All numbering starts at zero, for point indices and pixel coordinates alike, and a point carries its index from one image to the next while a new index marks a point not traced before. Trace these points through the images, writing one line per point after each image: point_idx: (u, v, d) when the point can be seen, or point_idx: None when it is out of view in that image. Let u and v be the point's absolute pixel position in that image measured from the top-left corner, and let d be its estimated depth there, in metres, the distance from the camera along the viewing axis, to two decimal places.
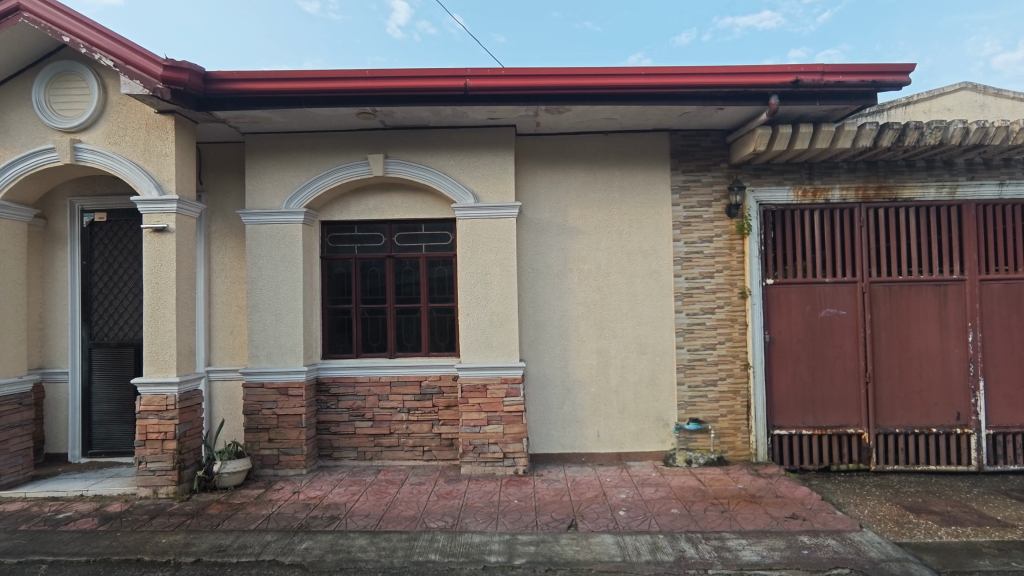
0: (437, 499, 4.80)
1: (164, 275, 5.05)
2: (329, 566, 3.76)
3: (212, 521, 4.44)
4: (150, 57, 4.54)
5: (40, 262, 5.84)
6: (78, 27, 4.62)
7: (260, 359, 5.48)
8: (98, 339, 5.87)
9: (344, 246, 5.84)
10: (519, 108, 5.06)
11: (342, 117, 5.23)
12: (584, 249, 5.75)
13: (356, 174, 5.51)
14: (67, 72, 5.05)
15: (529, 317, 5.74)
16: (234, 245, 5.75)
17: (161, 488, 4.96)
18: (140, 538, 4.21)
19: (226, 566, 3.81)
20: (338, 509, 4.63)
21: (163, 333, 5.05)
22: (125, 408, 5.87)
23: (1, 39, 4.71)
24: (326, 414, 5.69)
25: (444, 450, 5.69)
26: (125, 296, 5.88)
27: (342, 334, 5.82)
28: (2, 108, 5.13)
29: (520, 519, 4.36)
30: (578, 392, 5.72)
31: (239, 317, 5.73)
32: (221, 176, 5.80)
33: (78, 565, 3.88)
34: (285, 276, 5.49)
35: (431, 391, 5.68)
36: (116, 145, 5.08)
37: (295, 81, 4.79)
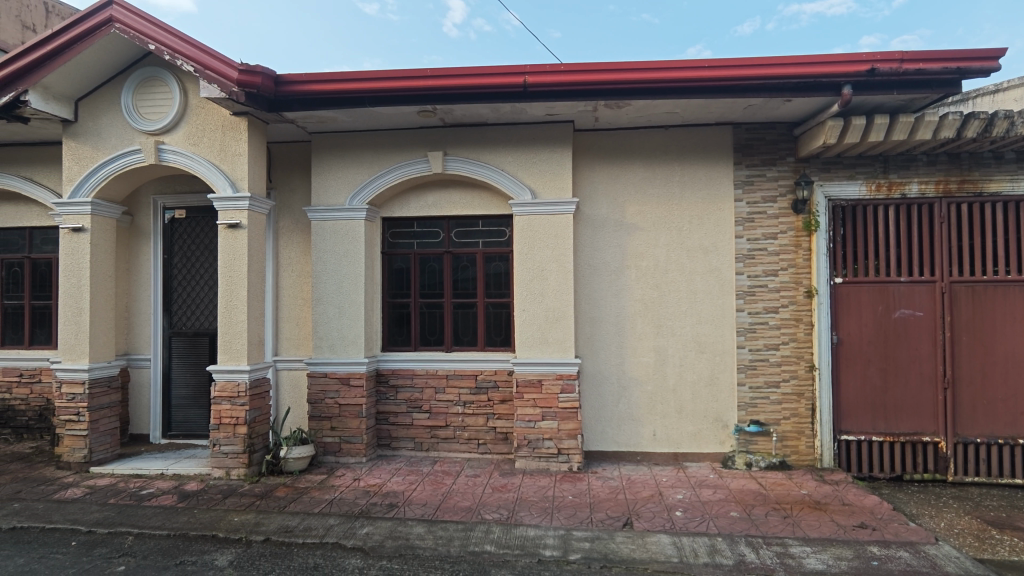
0: (492, 491, 4.87)
1: (237, 268, 5.33)
2: (389, 551, 3.88)
3: (279, 503, 4.67)
4: (226, 62, 4.80)
5: (127, 255, 6.27)
6: (162, 35, 4.93)
7: (324, 350, 5.69)
8: (177, 328, 6.25)
9: (404, 242, 5.98)
10: (577, 104, 5.05)
11: (404, 116, 5.36)
12: (641, 245, 5.67)
13: (416, 171, 5.63)
14: (152, 78, 5.40)
15: (585, 314, 5.72)
16: (300, 241, 5.99)
17: (233, 470, 5.25)
18: (215, 516, 4.47)
19: (293, 547, 4.00)
20: (396, 497, 4.77)
21: (236, 324, 5.33)
22: (201, 394, 6.23)
23: (95, 48, 5.08)
24: (385, 405, 5.87)
25: (499, 444, 5.76)
26: (201, 288, 6.23)
27: (401, 328, 5.97)
28: (95, 113, 5.53)
29: (575, 515, 4.36)
30: (635, 390, 5.66)
31: (304, 309, 5.97)
32: (289, 174, 6.05)
33: (161, 538, 4.17)
34: (347, 271, 5.68)
35: (487, 385, 5.75)
36: (195, 145, 5.39)
37: (360, 82, 4.95)
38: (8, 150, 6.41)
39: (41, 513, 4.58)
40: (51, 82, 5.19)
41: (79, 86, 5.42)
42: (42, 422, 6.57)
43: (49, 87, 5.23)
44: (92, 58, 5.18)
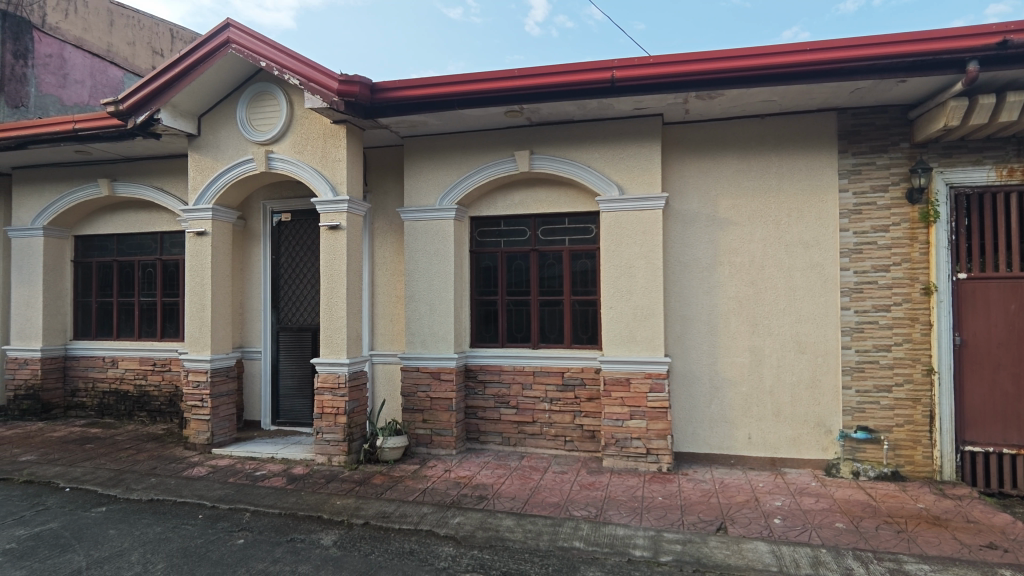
0: (580, 488, 4.87)
1: (337, 267, 5.67)
2: (480, 542, 3.99)
3: (376, 490, 4.92)
4: (328, 74, 5.11)
5: (241, 256, 6.84)
6: (271, 52, 5.31)
7: (416, 346, 5.93)
8: (284, 323, 6.74)
9: (492, 240, 6.10)
10: (667, 96, 4.92)
11: (492, 117, 5.47)
12: (735, 240, 5.45)
13: (504, 171, 5.72)
14: (263, 92, 5.86)
15: (675, 312, 5.58)
16: (394, 240, 6.27)
17: (334, 457, 5.59)
18: (320, 499, 4.79)
19: (390, 532, 4.21)
20: (485, 489, 4.89)
21: (336, 319, 5.68)
22: (305, 385, 6.69)
23: (215, 68, 5.58)
24: (473, 400, 6.02)
25: (586, 442, 5.74)
26: (304, 286, 6.68)
27: (489, 325, 6.10)
28: (215, 127, 6.08)
29: (665, 517, 4.28)
30: (728, 391, 5.45)
31: (397, 306, 6.24)
32: (383, 177, 6.34)
33: (273, 516, 4.54)
34: (438, 269, 5.88)
35: (573, 382, 5.75)
36: (300, 153, 5.78)
37: (450, 85, 5.10)
38: (142, 164, 7.18)
39: (172, 488, 5.12)
40: (179, 100, 5.77)
41: (201, 103, 5.97)
42: (171, 407, 7.31)
43: (177, 105, 5.82)
44: (212, 77, 5.69)
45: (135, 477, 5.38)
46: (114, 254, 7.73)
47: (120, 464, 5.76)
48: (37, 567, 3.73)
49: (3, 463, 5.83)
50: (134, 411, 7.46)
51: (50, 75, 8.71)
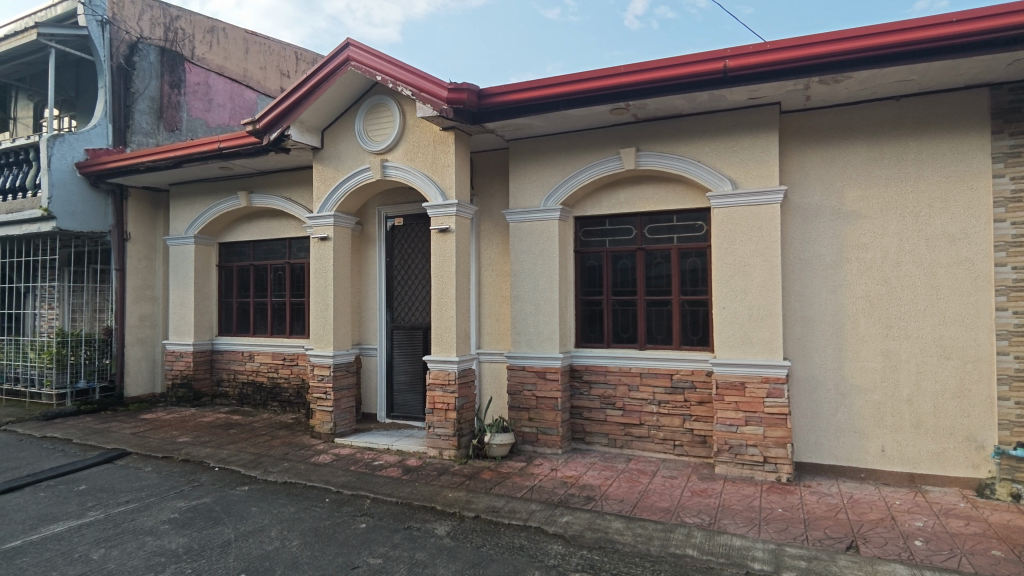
0: (691, 495, 4.71)
1: (447, 269, 5.90)
2: (589, 542, 3.98)
3: (486, 485, 5.07)
4: (438, 83, 5.33)
5: (359, 259, 7.31)
6: (386, 66, 5.62)
7: (522, 345, 6.03)
8: (398, 322, 7.12)
9: (596, 240, 6.06)
10: (786, 84, 4.63)
11: (597, 115, 5.43)
12: (865, 235, 5.01)
13: (609, 170, 5.67)
14: (379, 105, 6.23)
15: (795, 313, 5.23)
16: (499, 241, 6.41)
17: (445, 451, 5.81)
18: (433, 490, 5.01)
19: (500, 526, 4.32)
20: (593, 490, 4.87)
21: (447, 319, 5.91)
22: (417, 380, 7.02)
23: (337, 85, 6.00)
24: (578, 400, 6.01)
25: (697, 447, 5.54)
26: (416, 287, 7.01)
27: (594, 325, 6.07)
28: (337, 139, 6.56)
29: (787, 530, 4.03)
30: (856, 399, 5.03)
31: (504, 306, 6.37)
32: (489, 180, 6.50)
33: (391, 504, 4.81)
34: (543, 270, 5.93)
35: (683, 384, 5.57)
36: (412, 160, 6.08)
37: (555, 87, 5.14)
38: (274, 176, 7.89)
39: (302, 472, 5.58)
40: (306, 117, 6.28)
41: (324, 118, 6.45)
42: (299, 398, 7.97)
43: (304, 122, 6.34)
44: (334, 93, 6.13)
45: (271, 461, 5.93)
46: (251, 258, 8.56)
47: (258, 448, 6.38)
48: (195, 536, 4.23)
49: (165, 443, 6.66)
50: (268, 401, 8.22)
51: (197, 100, 9.82)
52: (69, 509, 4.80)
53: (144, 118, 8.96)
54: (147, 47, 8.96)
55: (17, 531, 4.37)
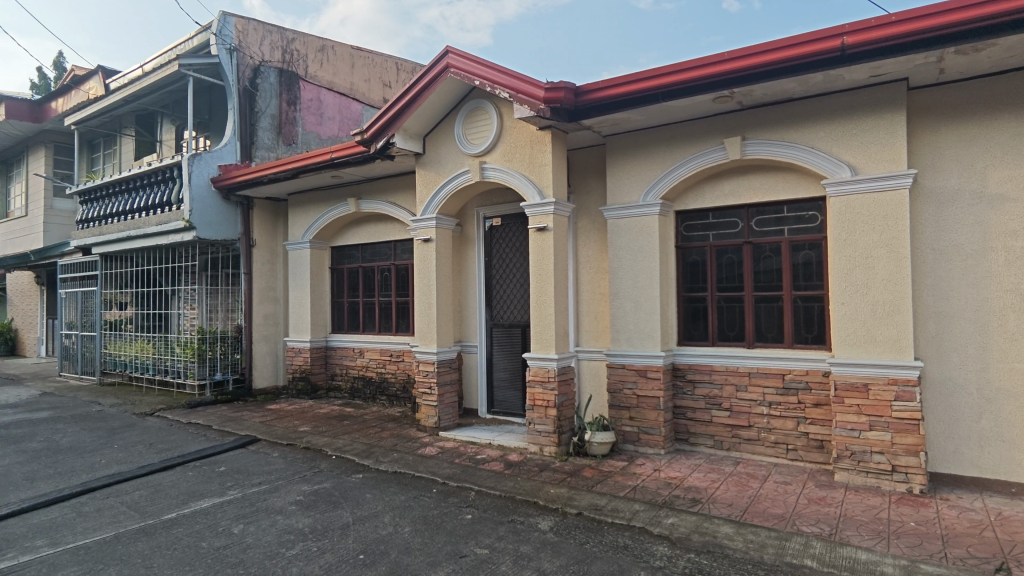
0: (808, 503, 4.43)
1: (545, 267, 5.95)
2: (697, 546, 3.87)
3: (588, 482, 5.07)
4: (534, 83, 5.39)
5: (460, 259, 7.55)
6: (484, 71, 5.76)
7: (622, 343, 5.95)
8: (497, 319, 7.28)
9: (698, 234, 5.86)
10: (915, 57, 4.23)
11: (699, 105, 5.25)
12: (1014, 220, 4.47)
13: (712, 161, 5.46)
14: (477, 109, 6.41)
15: (928, 308, 4.76)
16: (597, 239, 6.36)
17: (546, 447, 5.86)
18: (535, 486, 5.07)
19: (603, 524, 4.30)
20: (699, 492, 4.72)
21: (546, 317, 5.97)
22: (516, 377, 7.14)
23: (438, 92, 6.24)
24: (682, 399, 5.84)
25: (814, 453, 5.20)
26: (515, 285, 7.13)
27: (698, 323, 5.86)
28: (437, 144, 6.81)
29: (921, 546, 3.68)
30: (1005, 404, 4.49)
31: (602, 303, 6.32)
32: (586, 177, 6.48)
33: (495, 497, 4.94)
34: (643, 266, 5.82)
35: (797, 385, 5.25)
36: (510, 161, 6.20)
37: (653, 79, 5.03)
38: (381, 181, 8.34)
39: (411, 463, 5.87)
40: (409, 124, 6.59)
41: (426, 125, 6.73)
42: (405, 392, 8.37)
43: (407, 129, 6.65)
44: (435, 100, 6.37)
45: (382, 451, 6.28)
46: (360, 261, 9.10)
47: (370, 439, 6.78)
48: (318, 517, 4.59)
49: (289, 431, 7.25)
50: (377, 395, 8.70)
51: (311, 115, 10.56)
52: (213, 487, 5.38)
53: (266, 135, 9.81)
54: (267, 69, 9.82)
55: (172, 504, 4.96)
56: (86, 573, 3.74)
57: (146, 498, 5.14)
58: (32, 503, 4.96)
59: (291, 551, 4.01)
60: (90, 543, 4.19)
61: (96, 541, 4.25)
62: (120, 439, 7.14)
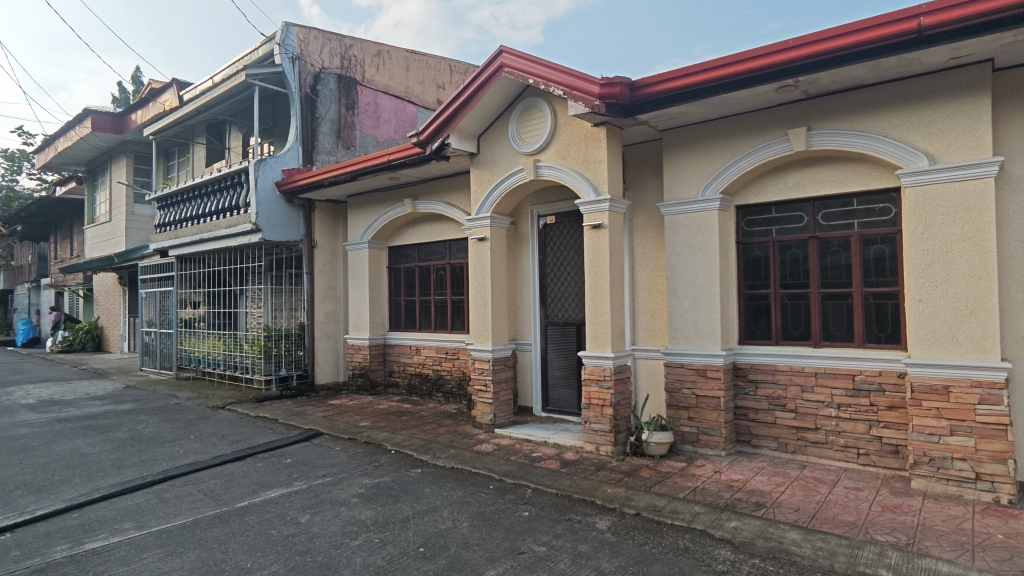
0: (882, 510, 4.21)
1: (601, 264, 5.90)
2: (761, 551, 3.75)
3: (646, 483, 4.99)
4: (589, 79, 5.34)
5: (514, 257, 7.58)
6: (538, 69, 5.76)
7: (680, 341, 5.83)
8: (552, 318, 7.27)
9: (760, 229, 5.67)
10: (1001, 36, 3.94)
11: (761, 96, 5.07)
12: None
13: (775, 153, 5.27)
14: (531, 107, 6.42)
15: (1016, 305, 4.43)
16: (653, 236, 6.25)
17: (602, 447, 5.82)
18: (592, 485, 5.04)
19: (663, 526, 4.23)
20: (763, 496, 4.57)
21: (601, 315, 5.92)
22: (571, 376, 7.12)
23: (492, 91, 6.29)
24: (743, 400, 5.67)
25: (887, 458, 4.94)
26: (569, 283, 7.10)
27: (760, 321, 5.67)
28: (491, 143, 6.87)
29: (1010, 560, 3.44)
30: None
31: (659, 301, 6.21)
32: (641, 173, 6.37)
33: (552, 495, 4.94)
34: (702, 263, 5.68)
35: (868, 387, 5.00)
36: (564, 159, 6.17)
37: (712, 71, 4.90)
38: (436, 182, 8.48)
39: (467, 459, 5.94)
40: (464, 125, 6.67)
41: (480, 125, 6.79)
42: (461, 389, 8.50)
43: (462, 130, 6.74)
44: (489, 99, 6.42)
45: (439, 447, 6.39)
46: (416, 260, 9.28)
47: (427, 435, 6.92)
48: (380, 510, 4.72)
49: (350, 426, 7.49)
50: (433, 392, 8.86)
51: (368, 118, 10.85)
52: (281, 478, 5.62)
53: (326, 139, 10.16)
54: (327, 75, 10.15)
55: (244, 493, 5.22)
56: (168, 555, 3.99)
57: (221, 487, 5.43)
58: (120, 488, 5.33)
59: (355, 542, 4.14)
60: (171, 528, 4.47)
61: (177, 526, 4.52)
62: (196, 431, 7.57)
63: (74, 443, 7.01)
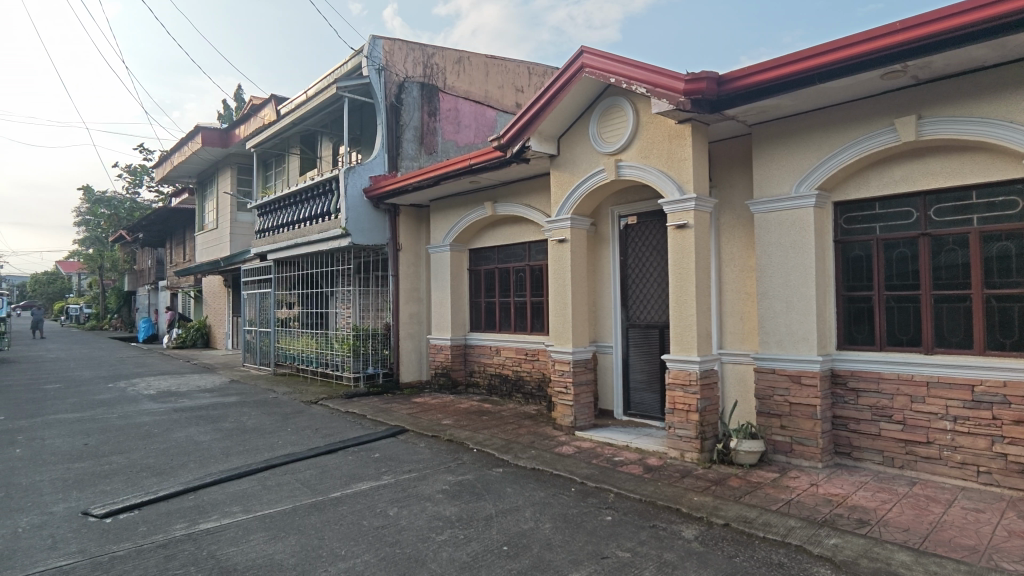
0: (1008, 535, 3.81)
1: (686, 265, 5.73)
2: (866, 572, 3.50)
3: (735, 493, 4.79)
4: (674, 75, 5.21)
5: (594, 258, 7.51)
6: (621, 67, 5.69)
7: (771, 346, 5.55)
8: (633, 320, 7.15)
9: (862, 227, 5.29)
10: None
11: (864, 84, 4.74)
12: None
13: (879, 145, 4.91)
14: (613, 106, 6.35)
15: None
16: (742, 235, 6.00)
17: (687, 453, 5.64)
18: (677, 492, 4.91)
19: (754, 538, 4.05)
20: (867, 513, 4.26)
21: (686, 318, 5.75)
22: (654, 379, 6.96)
23: (573, 92, 6.27)
24: (843, 409, 5.30)
25: (1014, 478, 4.46)
26: (652, 284, 6.95)
27: (861, 325, 5.29)
28: (572, 144, 6.84)
29: None
30: None
31: (748, 303, 5.95)
32: (729, 170, 6.14)
33: (635, 500, 4.85)
34: (795, 263, 5.38)
35: (990, 399, 4.55)
36: (647, 158, 6.05)
37: (808, 60, 4.64)
38: (517, 184, 8.57)
39: (548, 461, 5.96)
40: (545, 127, 6.70)
41: (561, 126, 6.80)
42: (540, 390, 8.53)
43: (543, 132, 6.77)
44: (570, 100, 6.41)
45: (520, 447, 6.45)
46: (497, 262, 9.41)
47: (508, 435, 7.00)
48: (464, 507, 4.83)
49: (433, 424, 7.71)
50: (513, 392, 8.95)
51: (449, 124, 11.12)
52: (370, 472, 5.88)
53: (410, 146, 10.54)
54: (411, 84, 10.51)
55: (337, 484, 5.51)
56: (272, 538, 4.29)
57: (316, 477, 5.76)
58: (228, 474, 5.78)
59: (440, 536, 4.26)
60: (274, 513, 4.79)
61: (278, 511, 4.85)
62: (292, 424, 8.07)
63: (188, 431, 7.68)
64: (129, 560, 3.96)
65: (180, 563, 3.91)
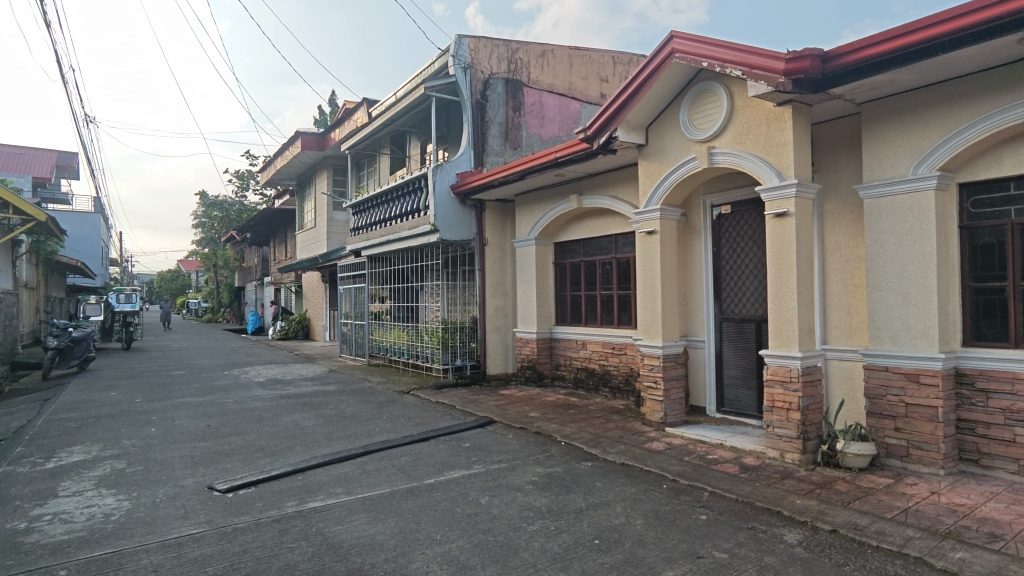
0: None
1: (786, 256, 5.43)
2: None
3: (843, 498, 4.49)
4: (774, 55, 4.94)
5: (685, 250, 7.28)
6: (714, 51, 5.46)
7: (884, 341, 5.14)
8: (727, 313, 6.88)
9: (993, 210, 4.78)
10: None
11: (996, 51, 4.26)
12: None
13: (1016, 118, 4.40)
14: (706, 92, 6.11)
15: None
16: (849, 223, 5.59)
17: (788, 454, 5.35)
18: (777, 494, 4.67)
19: (866, 547, 3.78)
20: (999, 527, 3.86)
21: (787, 311, 5.44)
22: (750, 376, 6.67)
23: (663, 79, 6.10)
24: (969, 412, 4.82)
25: None
26: (748, 277, 6.64)
27: (992, 320, 4.78)
28: (661, 132, 6.66)
29: None
30: None
31: (856, 296, 5.54)
32: (834, 153, 5.73)
33: (731, 500, 4.67)
34: (912, 252, 4.94)
35: None
36: (742, 144, 5.78)
37: (930, 29, 4.24)
38: (603, 176, 8.48)
39: (638, 456, 5.87)
40: (633, 116, 6.56)
41: (650, 115, 6.63)
42: (628, 385, 8.42)
43: (631, 121, 6.63)
44: (660, 87, 6.24)
45: (609, 442, 6.39)
46: (582, 255, 9.35)
47: (596, 429, 6.96)
48: (554, 499, 4.87)
49: (521, 416, 7.81)
50: (600, 386, 8.88)
51: (533, 119, 11.12)
52: (461, 460, 6.06)
53: (495, 142, 10.70)
54: (495, 81, 10.66)
55: (431, 471, 5.72)
56: (373, 519, 4.53)
57: (410, 464, 6.01)
58: (331, 458, 6.17)
59: (532, 526, 4.33)
60: (373, 496, 5.06)
61: (377, 494, 5.11)
62: (387, 412, 8.46)
63: (294, 416, 8.24)
64: (249, 532, 4.33)
65: (292, 537, 4.22)
